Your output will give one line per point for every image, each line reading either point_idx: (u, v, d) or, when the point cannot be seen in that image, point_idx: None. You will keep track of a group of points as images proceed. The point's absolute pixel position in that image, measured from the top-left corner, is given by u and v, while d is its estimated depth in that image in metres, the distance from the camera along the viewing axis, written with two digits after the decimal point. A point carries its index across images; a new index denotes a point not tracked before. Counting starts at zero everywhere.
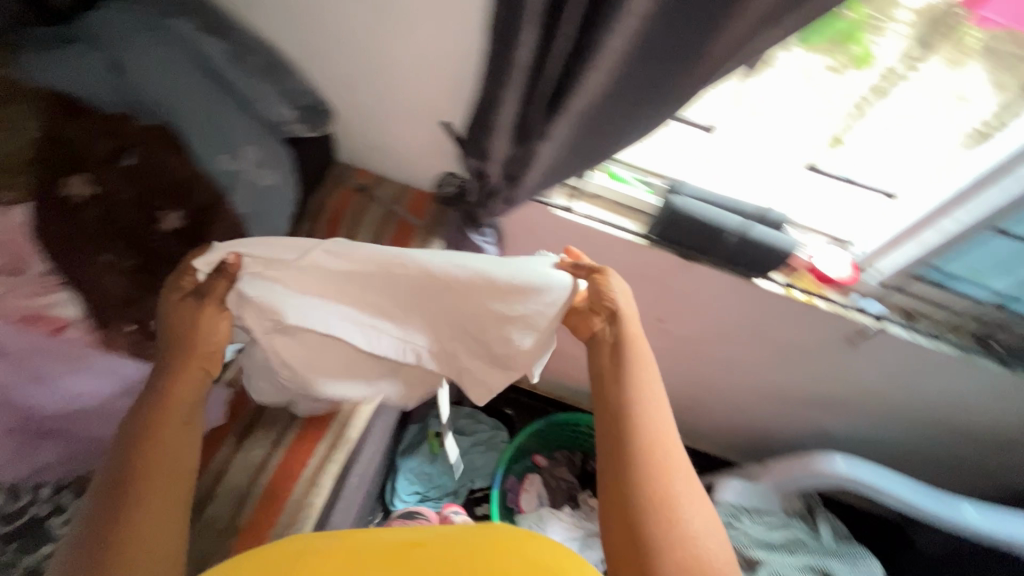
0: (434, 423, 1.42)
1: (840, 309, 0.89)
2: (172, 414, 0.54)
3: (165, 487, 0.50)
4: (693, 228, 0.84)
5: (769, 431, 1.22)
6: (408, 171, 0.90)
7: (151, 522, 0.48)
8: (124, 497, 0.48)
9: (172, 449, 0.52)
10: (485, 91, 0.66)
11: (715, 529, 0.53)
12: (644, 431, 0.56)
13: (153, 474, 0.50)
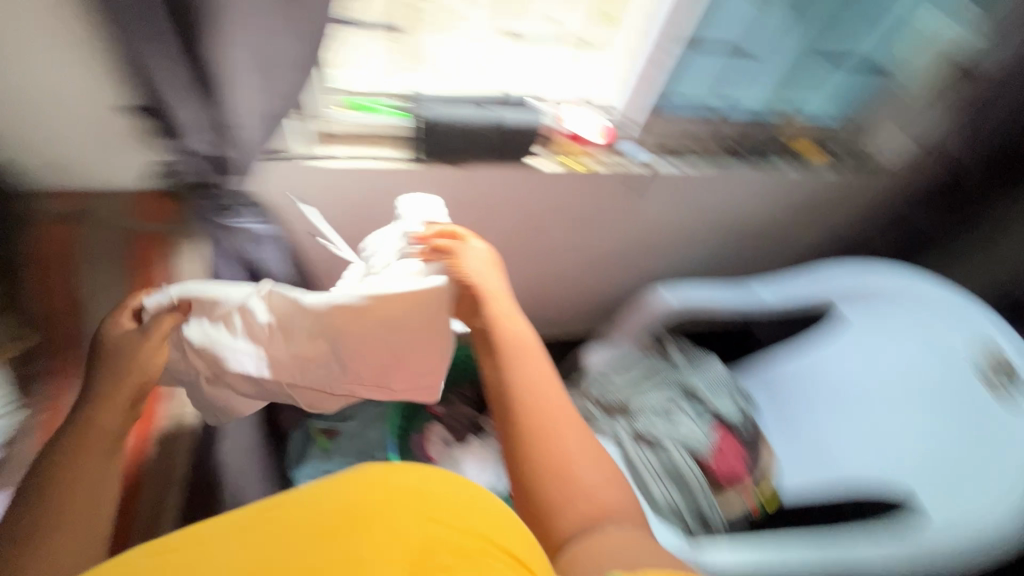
0: (315, 420, 1.36)
1: (617, 166, 0.97)
2: (99, 431, 0.55)
3: (86, 501, 0.51)
4: (454, 136, 0.84)
5: (605, 288, 1.36)
6: (105, 173, 0.80)
7: (74, 534, 0.49)
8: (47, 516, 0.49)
9: (93, 468, 0.53)
10: (129, 43, 0.59)
11: (596, 469, 0.59)
12: (530, 385, 0.64)
13: (78, 487, 0.51)
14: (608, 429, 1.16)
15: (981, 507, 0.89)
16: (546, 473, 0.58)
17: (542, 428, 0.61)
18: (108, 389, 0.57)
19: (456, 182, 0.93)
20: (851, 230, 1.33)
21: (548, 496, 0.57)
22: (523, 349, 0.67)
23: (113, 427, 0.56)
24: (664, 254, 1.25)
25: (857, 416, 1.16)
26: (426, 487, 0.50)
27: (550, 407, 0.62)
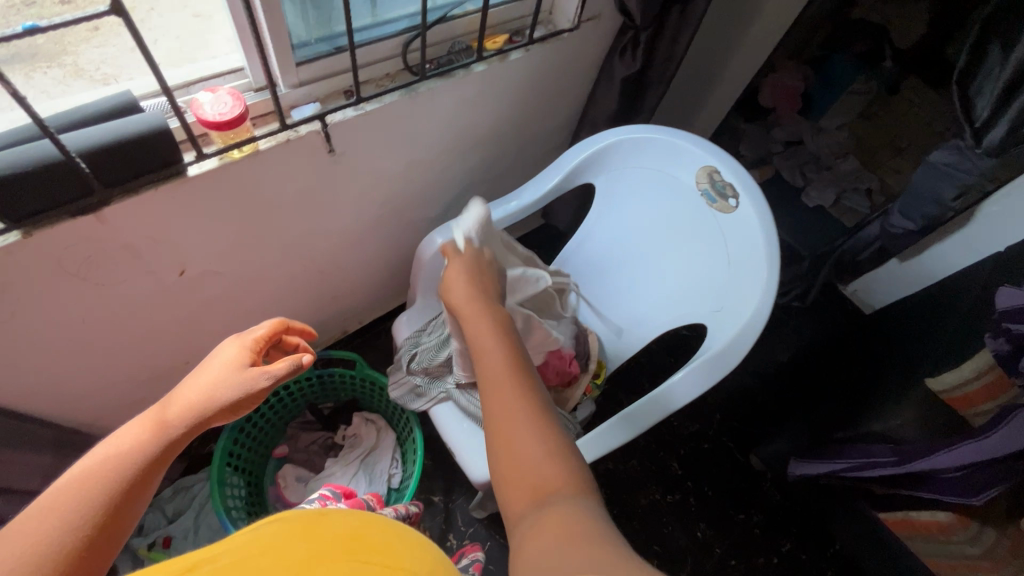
0: (135, 540, 1.16)
1: (284, 136, 0.84)
2: (141, 442, 0.60)
3: (100, 492, 0.54)
4: (25, 189, 0.65)
5: (382, 251, 1.29)
6: None
7: (64, 523, 0.51)
8: (62, 506, 0.52)
9: (109, 482, 0.55)
10: None
11: (542, 429, 0.60)
12: (489, 358, 0.68)
13: (90, 489, 0.54)
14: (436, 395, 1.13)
15: (734, 320, 0.94)
16: (503, 448, 0.60)
17: (493, 395, 0.64)
18: (191, 397, 0.66)
19: (99, 231, 0.75)
20: (577, 96, 1.36)
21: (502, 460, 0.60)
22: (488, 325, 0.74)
23: (167, 441, 0.62)
24: (414, 195, 1.19)
25: (640, 270, 1.18)
26: (359, 534, 0.51)
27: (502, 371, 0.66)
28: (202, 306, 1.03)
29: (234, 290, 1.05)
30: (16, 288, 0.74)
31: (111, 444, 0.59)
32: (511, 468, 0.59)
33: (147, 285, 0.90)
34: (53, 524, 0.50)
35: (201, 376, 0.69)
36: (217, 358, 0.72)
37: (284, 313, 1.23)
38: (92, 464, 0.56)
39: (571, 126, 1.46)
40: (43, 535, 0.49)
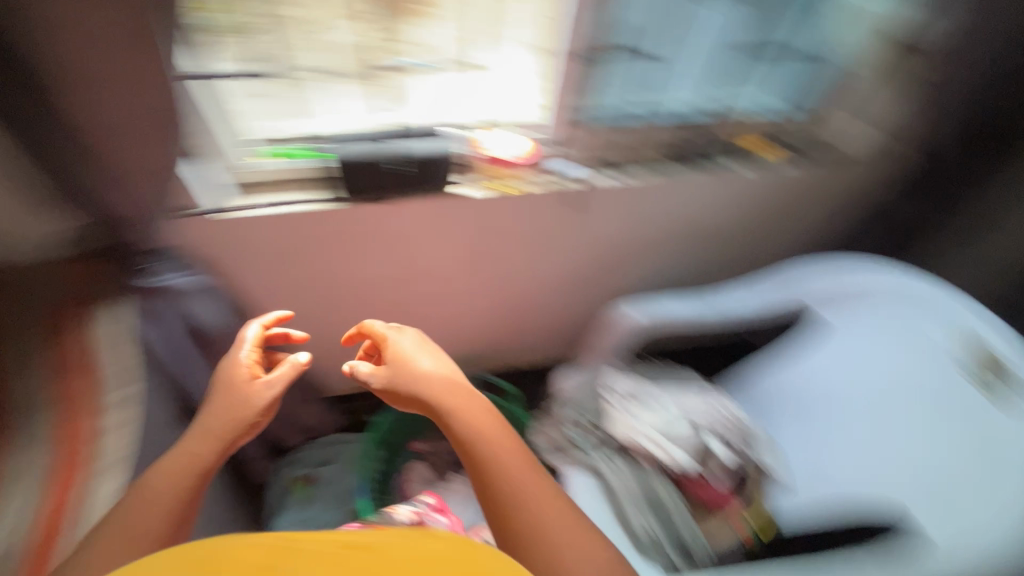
0: (289, 467, 1.34)
1: (554, 184, 0.94)
2: (173, 459, 0.64)
3: (185, 482, 0.62)
4: (366, 175, 0.83)
5: (575, 310, 1.32)
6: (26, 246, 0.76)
7: (128, 538, 0.55)
8: (120, 521, 0.56)
9: (160, 498, 0.59)
10: None
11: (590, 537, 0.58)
12: (498, 456, 0.62)
13: (139, 507, 0.58)
14: (582, 461, 1.08)
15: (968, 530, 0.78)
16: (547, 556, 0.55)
17: (514, 492, 0.59)
18: (219, 410, 0.70)
19: (384, 216, 0.91)
20: (823, 223, 1.27)
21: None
22: (471, 421, 0.66)
23: (202, 449, 0.66)
24: (625, 267, 1.21)
25: (852, 432, 1.01)
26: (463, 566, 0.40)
27: (510, 469, 0.61)
28: (418, 302, 1.16)
29: (445, 299, 1.17)
30: (315, 239, 0.93)
31: (151, 470, 0.63)
32: None
33: (392, 271, 1.05)
34: (110, 539, 0.54)
35: (223, 392, 0.72)
36: (223, 371, 0.75)
37: (470, 336, 1.32)
38: (141, 486, 0.61)
39: (808, 250, 1.34)
40: (115, 547, 0.53)
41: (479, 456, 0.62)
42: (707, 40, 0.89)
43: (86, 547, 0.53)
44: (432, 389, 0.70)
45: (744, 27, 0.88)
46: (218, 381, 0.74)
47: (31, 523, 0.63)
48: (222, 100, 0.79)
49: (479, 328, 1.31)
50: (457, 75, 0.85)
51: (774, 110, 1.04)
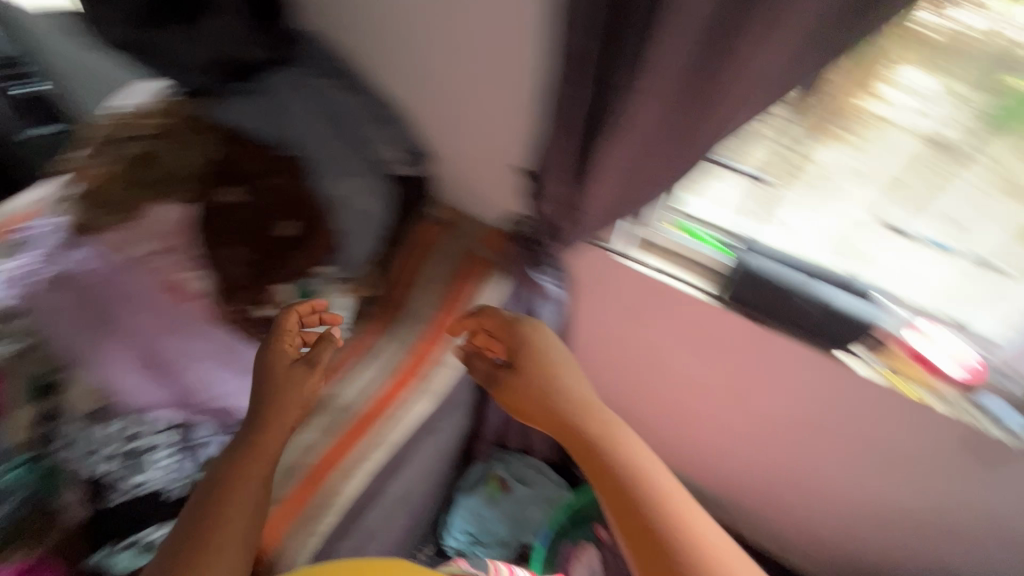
0: (498, 465, 1.40)
1: (963, 414, 0.80)
2: (259, 448, 0.67)
3: (252, 481, 0.65)
4: (766, 294, 0.82)
5: (872, 549, 1.04)
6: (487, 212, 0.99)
7: (224, 544, 0.60)
8: (217, 519, 0.61)
9: (243, 494, 0.64)
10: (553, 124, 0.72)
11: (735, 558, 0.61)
12: (636, 462, 0.65)
13: (241, 493, 0.63)
14: None
15: None
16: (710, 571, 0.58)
17: (665, 497, 0.63)
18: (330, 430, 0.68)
19: (750, 337, 0.88)
20: None
21: None
22: (602, 424, 0.68)
23: (270, 443, 0.68)
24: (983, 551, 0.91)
25: None
26: None
27: (651, 476, 0.64)
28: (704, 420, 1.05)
29: (735, 438, 1.03)
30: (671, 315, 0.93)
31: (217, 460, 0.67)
32: None
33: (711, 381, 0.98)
34: (219, 541, 0.60)
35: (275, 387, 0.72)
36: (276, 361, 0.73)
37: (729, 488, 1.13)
38: (216, 488, 0.64)
39: None
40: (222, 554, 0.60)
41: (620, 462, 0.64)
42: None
43: (205, 544, 0.59)
44: (549, 380, 0.71)
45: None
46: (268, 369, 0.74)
47: (369, 394, 0.87)
48: (694, 175, 0.83)
49: (742, 490, 1.12)
50: (931, 257, 0.81)
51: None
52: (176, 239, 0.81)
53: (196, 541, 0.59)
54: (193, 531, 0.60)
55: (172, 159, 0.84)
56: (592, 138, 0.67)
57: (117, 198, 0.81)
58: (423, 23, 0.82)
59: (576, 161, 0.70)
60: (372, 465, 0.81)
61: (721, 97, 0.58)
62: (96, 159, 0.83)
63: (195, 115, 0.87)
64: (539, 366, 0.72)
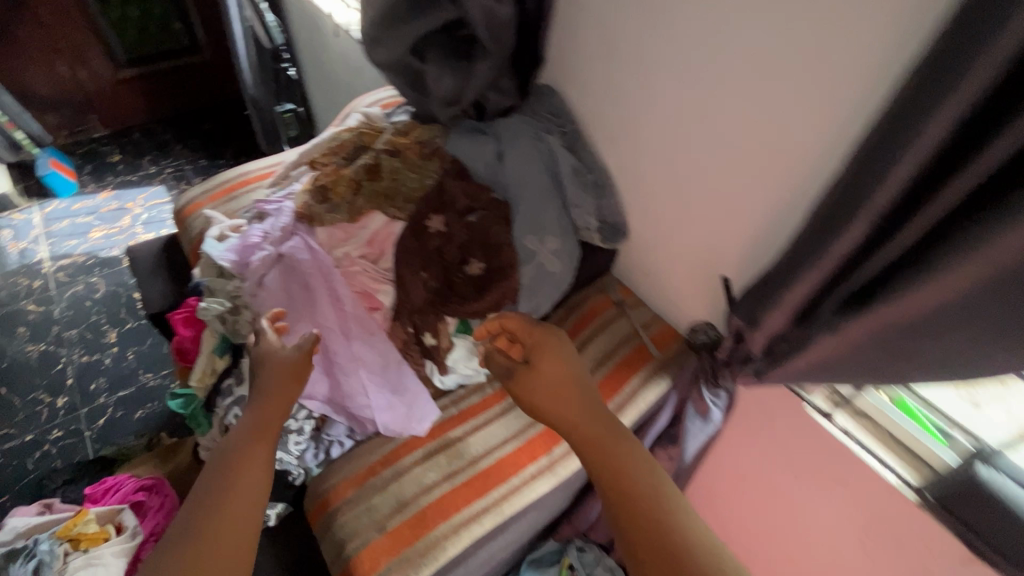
0: (573, 553, 1.25)
1: None
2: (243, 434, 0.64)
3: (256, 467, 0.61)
4: (993, 518, 0.63)
5: None
6: (670, 306, 0.94)
7: (226, 508, 0.56)
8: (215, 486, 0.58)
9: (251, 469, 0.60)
10: (787, 255, 0.63)
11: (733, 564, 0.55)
12: (632, 455, 0.64)
13: (245, 467, 0.60)
14: None
15: None
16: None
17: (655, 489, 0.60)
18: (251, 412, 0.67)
19: (947, 560, 0.71)
20: None
21: None
22: (601, 417, 0.67)
23: (270, 424, 0.66)
24: None
25: None
26: None
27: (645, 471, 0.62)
28: None
29: None
30: (843, 486, 0.79)
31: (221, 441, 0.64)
32: None
33: None
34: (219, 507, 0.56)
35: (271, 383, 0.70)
36: (274, 358, 0.72)
37: None
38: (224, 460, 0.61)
39: None
40: (231, 527, 0.55)
41: (618, 454, 0.64)
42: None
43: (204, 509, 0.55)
44: (560, 369, 0.72)
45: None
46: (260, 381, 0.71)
47: (495, 453, 0.84)
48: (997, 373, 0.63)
49: None
50: None
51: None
52: (373, 248, 0.84)
53: (207, 528, 0.54)
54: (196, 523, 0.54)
55: (400, 174, 0.86)
56: (848, 294, 0.57)
57: (347, 200, 0.84)
58: (665, 110, 0.78)
59: (803, 304, 0.62)
60: (479, 531, 0.77)
61: None
62: (339, 158, 0.90)
63: (429, 138, 0.90)
64: (553, 356, 0.73)
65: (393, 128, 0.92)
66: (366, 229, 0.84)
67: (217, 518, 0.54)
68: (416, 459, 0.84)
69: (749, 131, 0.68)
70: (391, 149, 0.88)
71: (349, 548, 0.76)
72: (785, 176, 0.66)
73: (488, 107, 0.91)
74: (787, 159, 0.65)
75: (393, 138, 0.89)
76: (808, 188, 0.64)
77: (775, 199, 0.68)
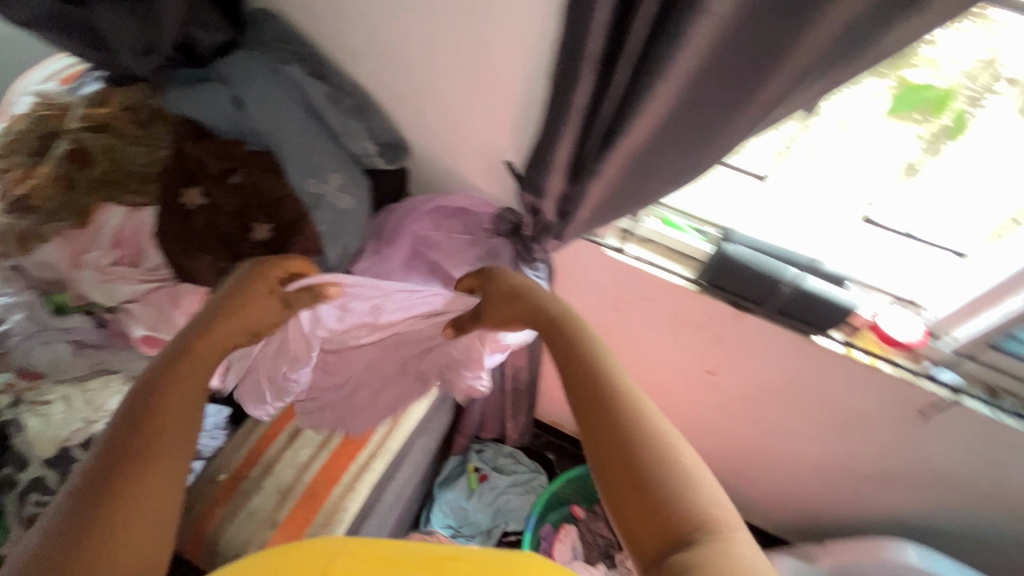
0: (474, 457, 1.42)
1: (908, 376, 0.85)
2: (185, 379, 0.51)
3: (184, 406, 0.49)
4: (743, 277, 0.84)
5: (825, 499, 1.14)
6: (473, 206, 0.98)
7: (133, 476, 0.43)
8: (124, 474, 0.43)
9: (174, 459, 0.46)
10: (547, 119, 0.68)
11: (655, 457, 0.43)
12: (570, 353, 0.52)
13: (173, 406, 0.48)
14: None
15: None
16: (636, 478, 0.42)
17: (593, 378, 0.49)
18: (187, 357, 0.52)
19: (727, 321, 0.92)
20: None
21: (652, 482, 0.42)
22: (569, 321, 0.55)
23: (184, 400, 0.50)
24: (924, 499, 1.02)
25: None
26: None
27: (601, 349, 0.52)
28: (681, 398, 1.12)
29: (708, 413, 1.11)
30: (649, 299, 0.97)
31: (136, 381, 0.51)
32: (625, 486, 0.42)
33: (686, 362, 1.05)
34: (130, 508, 0.42)
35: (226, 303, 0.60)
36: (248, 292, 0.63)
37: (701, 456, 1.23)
38: (153, 393, 0.48)
39: None
40: (130, 549, 0.41)
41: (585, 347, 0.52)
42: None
43: (91, 530, 0.40)
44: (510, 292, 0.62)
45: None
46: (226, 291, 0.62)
47: None
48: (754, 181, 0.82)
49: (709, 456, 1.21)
50: (903, 251, 0.81)
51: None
52: (126, 249, 0.75)
53: (101, 518, 0.41)
54: (98, 496, 0.42)
55: (121, 152, 0.72)
56: (602, 138, 0.65)
57: (63, 202, 0.70)
58: (396, 7, 0.75)
59: (575, 156, 0.69)
60: (375, 476, 0.79)
61: (736, 109, 0.56)
62: (25, 156, 0.71)
63: (139, 101, 0.75)
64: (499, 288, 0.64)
65: (84, 98, 0.74)
66: (107, 229, 0.73)
67: (136, 482, 0.43)
68: (282, 444, 0.80)
69: (476, 8, 0.69)
70: (92, 125, 0.72)
71: (246, 560, 0.71)
72: (522, 47, 0.70)
73: (200, 48, 0.78)
74: (518, 29, 0.68)
75: (88, 110, 0.72)
76: (543, 54, 0.69)
77: (523, 69, 0.72)
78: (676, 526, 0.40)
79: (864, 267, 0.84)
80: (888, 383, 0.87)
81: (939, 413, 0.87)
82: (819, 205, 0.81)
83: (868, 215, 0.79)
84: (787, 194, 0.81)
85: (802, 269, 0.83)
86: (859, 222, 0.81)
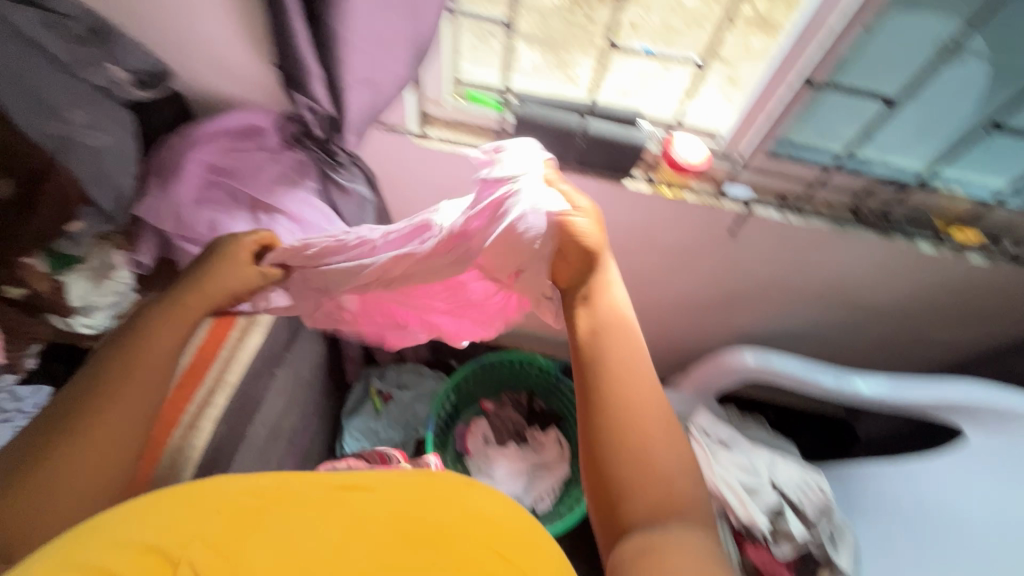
0: (375, 380, 1.44)
1: (708, 200, 0.92)
2: (147, 353, 0.58)
3: (149, 370, 0.57)
4: (540, 137, 0.85)
5: (684, 331, 1.27)
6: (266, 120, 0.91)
7: (102, 420, 0.52)
8: (65, 431, 0.51)
9: (122, 403, 0.54)
10: None
11: (660, 457, 0.49)
12: (602, 344, 0.53)
13: (138, 367, 0.56)
14: (709, 459, 1.03)
15: None
16: (628, 474, 0.48)
17: (625, 380, 0.52)
18: (147, 332, 0.59)
19: None
20: (1007, 341, 1.10)
21: (638, 475, 0.48)
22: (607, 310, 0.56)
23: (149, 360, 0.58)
24: (758, 310, 1.15)
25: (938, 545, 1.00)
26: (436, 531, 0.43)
27: (627, 347, 0.54)
28: None
29: None
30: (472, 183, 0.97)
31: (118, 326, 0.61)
32: (623, 479, 0.48)
33: None
34: (81, 450, 0.50)
35: (198, 274, 0.66)
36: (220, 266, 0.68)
37: None
38: (116, 353, 0.57)
39: (965, 352, 1.17)
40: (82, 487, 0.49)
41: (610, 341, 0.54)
42: (967, 92, 0.79)
43: (37, 471, 0.48)
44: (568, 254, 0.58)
45: (1005, 86, 0.77)
46: (197, 259, 0.69)
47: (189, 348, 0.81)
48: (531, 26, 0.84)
49: None
50: (657, 70, 0.86)
51: (1004, 199, 0.89)
52: None
53: (76, 452, 0.50)
54: (65, 426, 0.51)
55: None
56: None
57: None
58: None
59: (315, 24, 0.65)
60: (218, 409, 0.79)
61: None
62: None
63: None
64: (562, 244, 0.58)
65: None
66: None
67: (102, 427, 0.52)
68: None
69: None
70: None
71: None
72: None
73: None
74: None
75: None
76: None
77: None
78: (639, 517, 0.46)
79: (644, 100, 0.89)
80: (696, 210, 0.93)
81: (743, 228, 0.95)
82: (566, 40, 0.84)
83: (613, 36, 0.82)
84: (531, 31, 0.84)
85: (585, 114, 0.85)
86: (612, 44, 0.83)
